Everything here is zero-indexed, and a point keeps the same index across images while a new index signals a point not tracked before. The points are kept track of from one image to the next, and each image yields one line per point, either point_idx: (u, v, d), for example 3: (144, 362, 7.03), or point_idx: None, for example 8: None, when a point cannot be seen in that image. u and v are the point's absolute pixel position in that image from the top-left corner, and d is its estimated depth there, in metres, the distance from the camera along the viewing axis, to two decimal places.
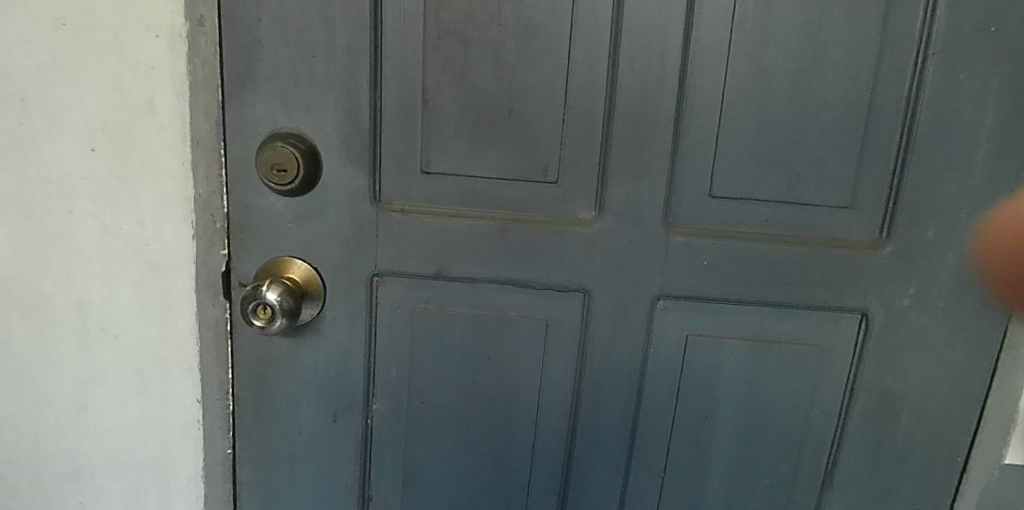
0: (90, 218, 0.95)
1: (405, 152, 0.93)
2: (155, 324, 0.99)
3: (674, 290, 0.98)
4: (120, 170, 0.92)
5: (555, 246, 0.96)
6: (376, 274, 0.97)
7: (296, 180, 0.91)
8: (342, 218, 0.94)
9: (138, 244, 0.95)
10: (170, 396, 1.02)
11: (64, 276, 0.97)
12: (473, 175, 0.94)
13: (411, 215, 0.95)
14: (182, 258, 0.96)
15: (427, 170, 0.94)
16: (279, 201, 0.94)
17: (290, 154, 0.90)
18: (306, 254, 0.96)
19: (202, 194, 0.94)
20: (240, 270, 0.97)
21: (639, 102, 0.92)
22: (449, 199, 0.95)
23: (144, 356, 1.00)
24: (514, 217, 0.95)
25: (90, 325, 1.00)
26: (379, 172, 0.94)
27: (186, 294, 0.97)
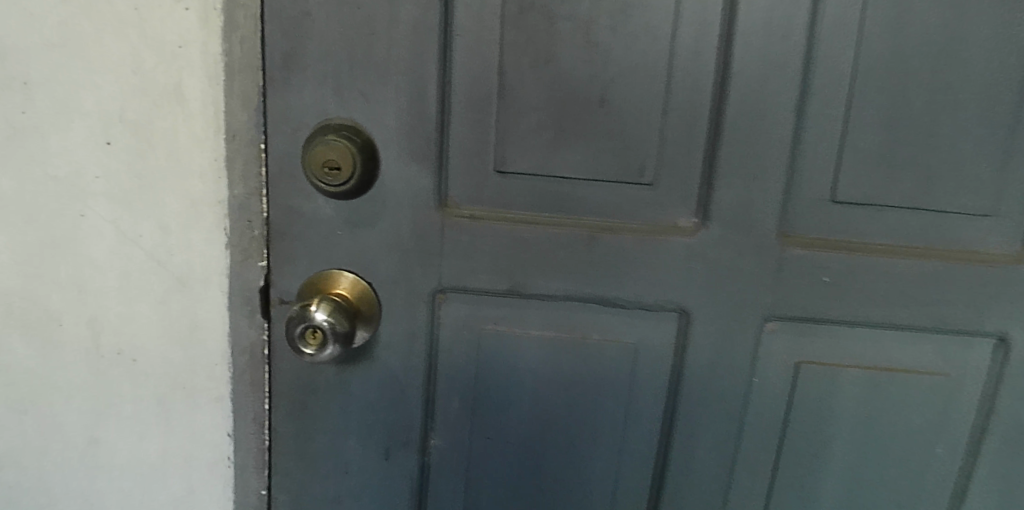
0: (105, 224, 0.81)
1: (477, 148, 0.79)
2: (180, 346, 0.86)
3: (784, 310, 0.85)
4: (141, 167, 0.78)
5: (650, 258, 0.82)
6: (440, 290, 0.83)
7: (353, 180, 0.77)
8: (402, 225, 0.81)
9: (161, 255, 0.82)
10: (196, 429, 0.89)
11: (75, 291, 0.84)
12: (556, 175, 0.80)
13: (483, 222, 0.81)
14: (212, 271, 0.82)
15: (502, 169, 0.80)
16: (329, 205, 0.80)
17: (347, 149, 0.76)
18: (359, 266, 0.82)
19: (237, 196, 0.79)
20: (280, 285, 0.84)
21: (754, 91, 0.78)
22: (526, 203, 0.81)
23: (168, 383, 0.87)
24: (602, 224, 0.81)
25: (105, 347, 0.86)
26: (446, 170, 0.80)
27: (217, 313, 0.84)
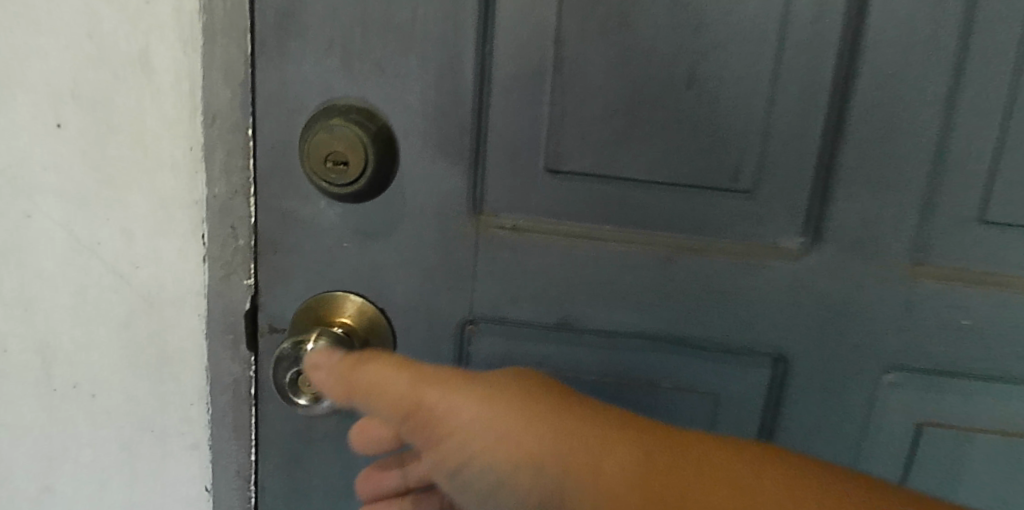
0: (57, 228, 0.65)
1: (524, 140, 0.62)
2: (148, 381, 0.69)
3: (912, 361, 0.66)
4: (99, 158, 0.62)
5: (741, 288, 0.64)
6: (470, 320, 0.66)
7: (363, 179, 0.59)
8: (424, 238, 0.63)
9: (124, 268, 0.65)
10: (166, 481, 0.73)
11: (20, 311, 0.68)
12: (625, 178, 0.62)
13: (528, 235, 0.63)
14: (187, 291, 0.66)
15: (555, 168, 0.62)
16: (332, 210, 0.62)
17: (355, 140, 0.58)
18: (368, 288, 0.65)
19: (218, 195, 0.62)
20: (270, 309, 0.66)
21: (892, 71, 0.59)
22: (584, 213, 0.63)
23: (133, 425, 0.71)
24: (681, 243, 0.63)
25: (58, 378, 0.70)
26: (483, 169, 0.62)
27: (192, 340, 0.67)
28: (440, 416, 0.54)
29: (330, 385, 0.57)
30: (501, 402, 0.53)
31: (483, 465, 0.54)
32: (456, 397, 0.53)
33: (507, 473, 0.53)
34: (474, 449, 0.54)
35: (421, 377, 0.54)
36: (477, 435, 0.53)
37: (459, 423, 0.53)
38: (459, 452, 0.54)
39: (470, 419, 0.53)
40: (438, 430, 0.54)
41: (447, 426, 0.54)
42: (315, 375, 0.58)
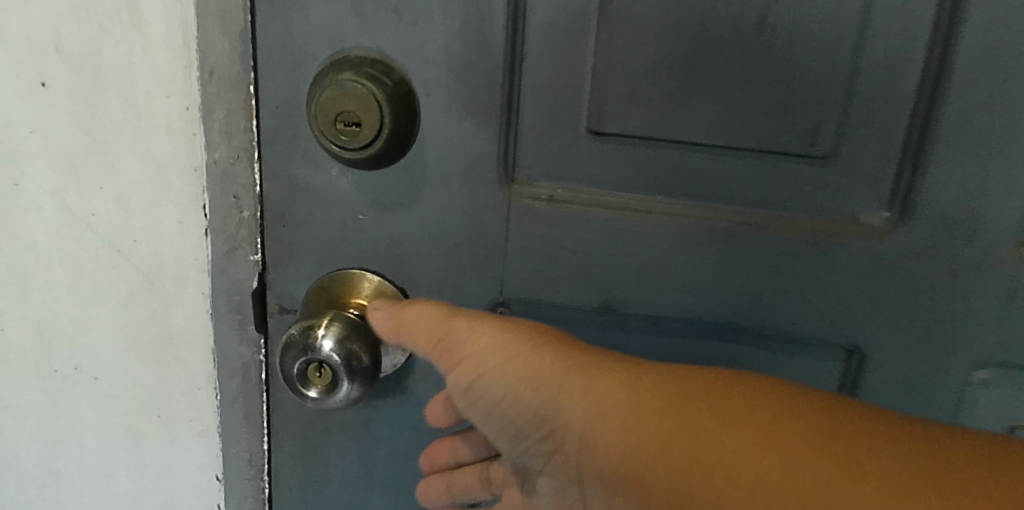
0: (47, 198, 0.59)
1: (563, 98, 0.53)
2: (152, 364, 0.64)
3: (1015, 358, 0.56)
4: (89, 120, 0.56)
5: (811, 270, 0.55)
6: (501, 302, 0.58)
7: (378, 142, 0.52)
8: (448, 210, 0.56)
9: (121, 241, 0.60)
10: (176, 468, 0.68)
11: (14, 288, 0.62)
12: (680, 141, 0.54)
13: (567, 207, 0.55)
14: (188, 266, 0.60)
15: (599, 130, 0.54)
16: (345, 178, 0.55)
17: (368, 97, 0.50)
18: (386, 266, 0.58)
19: (219, 161, 0.56)
20: (280, 288, 0.59)
21: (1007, 13, 0.49)
22: (632, 181, 0.55)
23: (138, 409, 0.66)
24: (745, 217, 0.55)
25: (58, 359, 0.65)
26: (517, 131, 0.54)
27: (196, 321, 0.61)
28: (461, 344, 0.51)
29: (386, 326, 0.54)
30: (524, 331, 0.50)
31: (497, 391, 0.51)
32: (479, 322, 0.51)
33: (522, 402, 0.49)
34: (490, 374, 0.51)
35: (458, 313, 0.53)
36: (495, 362, 0.50)
37: (473, 348, 0.51)
38: (475, 379, 0.51)
39: (484, 341, 0.51)
40: (461, 358, 0.51)
41: (466, 355, 0.51)
42: (374, 314, 0.54)
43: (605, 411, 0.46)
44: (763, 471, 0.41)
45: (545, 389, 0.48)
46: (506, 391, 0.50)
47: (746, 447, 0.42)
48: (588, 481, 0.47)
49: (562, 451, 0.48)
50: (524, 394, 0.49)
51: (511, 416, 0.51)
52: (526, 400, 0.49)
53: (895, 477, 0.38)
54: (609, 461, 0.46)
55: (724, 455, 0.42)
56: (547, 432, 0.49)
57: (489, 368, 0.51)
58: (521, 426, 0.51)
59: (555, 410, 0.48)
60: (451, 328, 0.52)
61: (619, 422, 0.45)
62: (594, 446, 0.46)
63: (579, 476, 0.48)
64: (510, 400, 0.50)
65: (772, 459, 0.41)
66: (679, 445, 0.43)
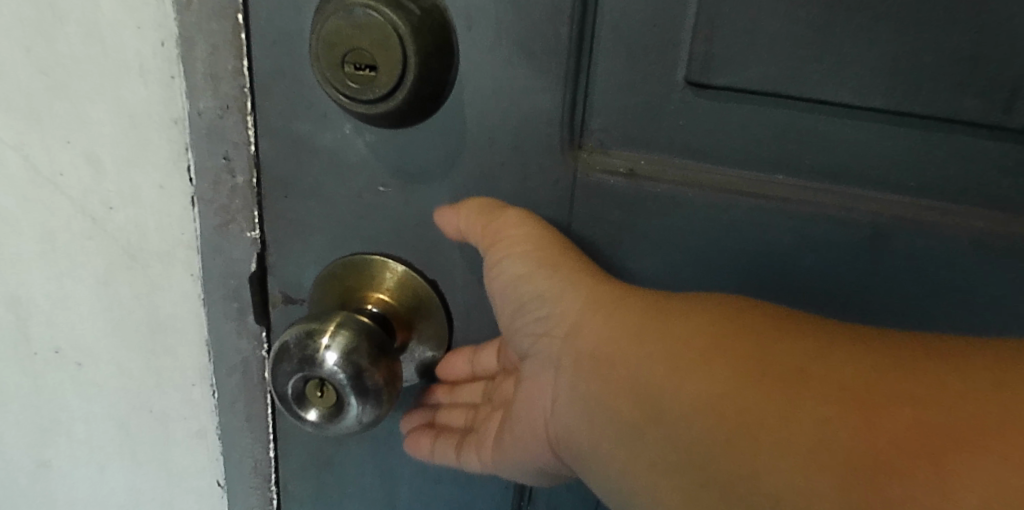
0: (6, 151, 0.48)
1: (652, 36, 0.39)
2: (140, 354, 0.53)
3: None
4: (48, 56, 0.44)
5: (987, 284, 0.40)
6: None
7: (400, 93, 0.38)
8: (493, 184, 0.42)
9: (94, 207, 0.48)
10: (172, 469, 0.58)
11: None
12: (818, 99, 0.39)
13: (652, 185, 0.41)
14: (174, 240, 0.48)
15: (703, 81, 0.39)
16: (361, 138, 0.43)
17: (386, 30, 0.37)
18: (413, 252, 0.45)
19: (205, 112, 0.44)
20: (283, 273, 0.48)
21: None
22: (744, 152, 0.41)
23: (128, 404, 0.56)
24: (901, 207, 0.40)
25: (34, 341, 0.55)
26: (589, 79, 0.40)
27: (186, 307, 0.50)
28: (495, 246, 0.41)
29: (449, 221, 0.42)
30: (562, 239, 0.42)
31: (502, 282, 0.42)
32: (521, 216, 0.41)
33: (531, 298, 0.42)
34: (516, 268, 0.42)
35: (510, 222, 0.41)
36: (520, 257, 0.41)
37: (512, 242, 0.41)
38: (494, 272, 0.43)
39: (520, 234, 0.41)
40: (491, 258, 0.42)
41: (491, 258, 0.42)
42: (439, 213, 0.43)
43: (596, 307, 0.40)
44: (727, 344, 0.35)
45: (553, 280, 0.41)
46: (521, 285, 0.42)
47: (718, 322, 0.36)
48: (558, 362, 0.42)
49: (547, 337, 0.43)
50: (533, 288, 0.42)
51: (518, 314, 0.43)
52: (530, 296, 0.42)
53: (876, 358, 0.32)
54: (588, 340, 0.40)
55: (692, 328, 0.37)
56: (538, 320, 0.43)
57: (521, 263, 0.41)
58: (514, 318, 0.44)
59: (550, 298, 0.42)
60: (496, 222, 0.41)
61: (605, 308, 0.40)
62: (578, 331, 0.41)
63: (555, 361, 0.43)
64: (525, 297, 0.42)
65: (740, 333, 0.35)
66: (650, 321, 0.38)
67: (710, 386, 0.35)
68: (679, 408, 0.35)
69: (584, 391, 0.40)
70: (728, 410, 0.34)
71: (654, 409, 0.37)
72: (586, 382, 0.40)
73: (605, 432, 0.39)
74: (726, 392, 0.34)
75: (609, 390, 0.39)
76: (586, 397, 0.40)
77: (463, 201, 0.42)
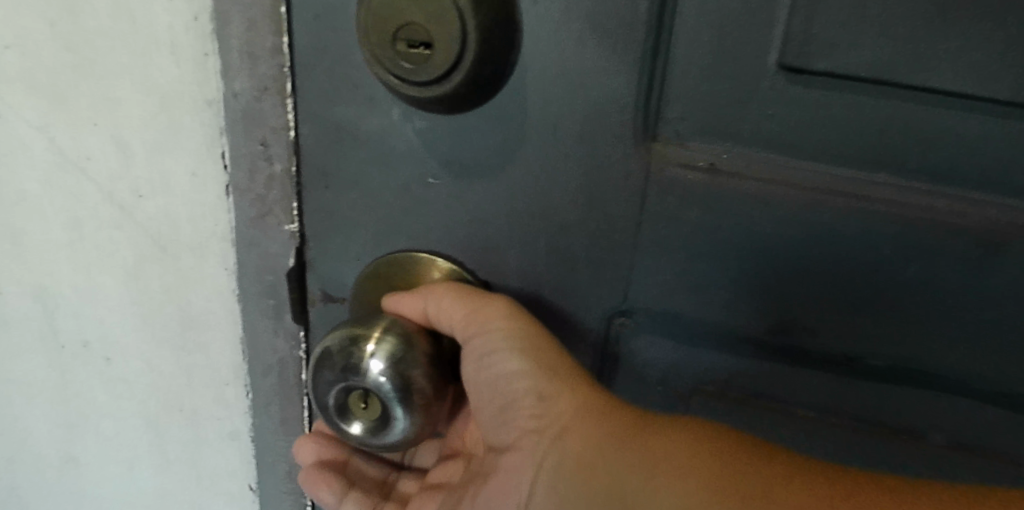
0: (31, 134, 0.45)
1: (743, 13, 0.35)
2: (170, 350, 0.50)
3: None
4: (74, 31, 0.41)
5: None
6: (623, 311, 0.41)
7: (459, 74, 0.34)
8: (555, 179, 0.38)
9: (123, 195, 0.45)
10: (202, 471, 0.55)
11: (8, 245, 0.50)
12: (930, 88, 0.34)
13: (734, 182, 0.37)
14: (206, 232, 0.45)
15: (799, 65, 0.35)
16: (411, 124, 0.39)
17: (441, 2, 0.33)
18: (464, 251, 0.41)
19: (241, 94, 0.40)
20: (322, 270, 0.44)
21: None
22: (841, 146, 0.36)
23: (158, 401, 0.53)
24: (1011, 210, 0.35)
25: (62, 333, 0.53)
26: (668, 63, 0.36)
27: (219, 303, 0.47)
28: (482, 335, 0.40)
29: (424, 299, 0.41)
30: (554, 343, 0.40)
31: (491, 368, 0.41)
32: (515, 309, 0.40)
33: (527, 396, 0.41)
34: (511, 364, 0.41)
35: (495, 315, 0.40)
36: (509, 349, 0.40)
37: (507, 339, 0.40)
38: (486, 359, 0.42)
39: (516, 329, 0.39)
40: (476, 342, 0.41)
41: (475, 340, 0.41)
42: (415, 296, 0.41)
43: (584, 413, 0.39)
44: (707, 465, 0.36)
45: (550, 378, 0.40)
46: (515, 380, 0.41)
47: (695, 443, 0.37)
48: (533, 459, 0.42)
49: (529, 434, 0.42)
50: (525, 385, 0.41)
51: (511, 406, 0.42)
52: (524, 391, 0.41)
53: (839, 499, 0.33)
54: (571, 444, 0.40)
55: (670, 446, 0.37)
56: (525, 416, 0.42)
57: (522, 362, 0.40)
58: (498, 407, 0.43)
59: (541, 396, 0.41)
60: (486, 310, 0.40)
61: (591, 416, 0.39)
62: (564, 433, 0.40)
63: (532, 457, 0.42)
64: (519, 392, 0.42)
65: (716, 457, 0.36)
66: (632, 433, 0.38)
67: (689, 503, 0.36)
68: None
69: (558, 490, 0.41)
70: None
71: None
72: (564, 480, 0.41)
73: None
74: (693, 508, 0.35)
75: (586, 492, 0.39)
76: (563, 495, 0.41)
77: (443, 284, 0.40)
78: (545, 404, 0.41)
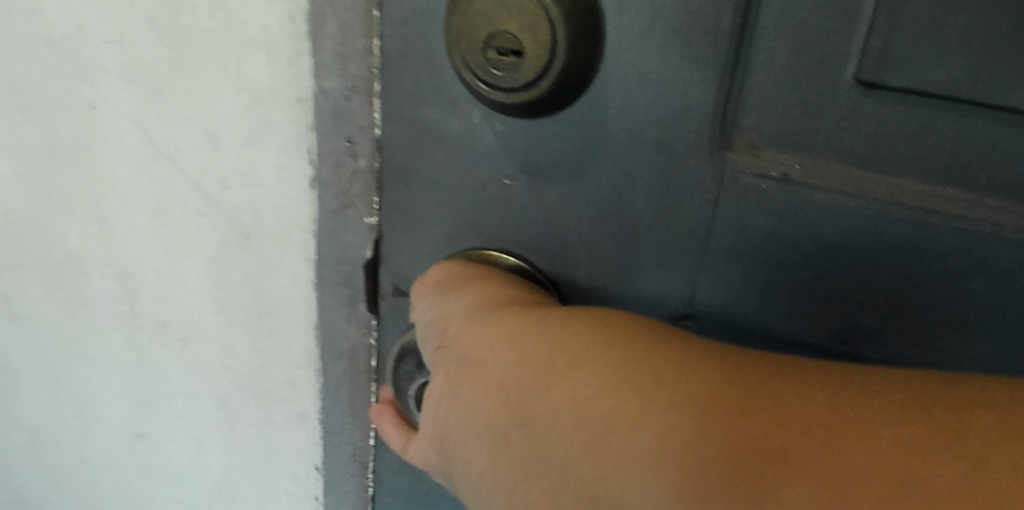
0: (126, 125, 0.49)
1: (822, 28, 0.36)
2: (244, 334, 0.53)
3: None
4: (172, 30, 0.44)
5: None
6: (687, 317, 0.42)
7: (545, 81, 0.36)
8: (631, 183, 0.39)
9: (210, 185, 0.48)
10: (269, 451, 0.58)
11: (97, 229, 0.54)
12: (1007, 106, 0.35)
13: (808, 191, 0.38)
14: (289, 222, 0.47)
15: (874, 80, 0.36)
16: (491, 127, 0.40)
17: (535, 12, 0.34)
18: (535, 252, 0.43)
19: (330, 92, 0.43)
20: (395, 264, 0.46)
21: None
22: (914, 160, 0.37)
23: (229, 383, 0.56)
24: None
25: (141, 315, 0.56)
26: (744, 75, 0.37)
27: (297, 291, 0.49)
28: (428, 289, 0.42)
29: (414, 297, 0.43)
30: (483, 275, 0.40)
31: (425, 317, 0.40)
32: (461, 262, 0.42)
33: (455, 319, 0.38)
34: (439, 304, 0.40)
35: (444, 269, 0.42)
36: (445, 286, 0.40)
37: (441, 282, 0.41)
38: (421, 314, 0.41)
39: (457, 270, 0.41)
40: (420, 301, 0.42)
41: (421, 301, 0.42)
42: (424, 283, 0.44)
43: (488, 322, 0.36)
44: (602, 349, 0.31)
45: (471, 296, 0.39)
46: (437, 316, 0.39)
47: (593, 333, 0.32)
48: (446, 389, 0.36)
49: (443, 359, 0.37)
50: (461, 312, 0.38)
51: (432, 340, 0.39)
52: (443, 320, 0.39)
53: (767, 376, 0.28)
54: (475, 348, 0.36)
55: (565, 338, 0.32)
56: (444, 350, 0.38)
57: (470, 291, 0.39)
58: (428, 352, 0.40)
59: (455, 315, 0.38)
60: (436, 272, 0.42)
61: (494, 321, 0.36)
62: (468, 345, 0.36)
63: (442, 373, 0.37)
64: (450, 315, 0.39)
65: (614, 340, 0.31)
66: (530, 331, 0.34)
67: (576, 364, 0.31)
68: (555, 410, 0.30)
69: (470, 415, 0.34)
70: (618, 446, 0.28)
71: (533, 429, 0.31)
72: (468, 395, 0.35)
73: (487, 449, 0.33)
74: (594, 389, 0.30)
75: (495, 393, 0.33)
76: (470, 409, 0.34)
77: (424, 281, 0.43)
78: (458, 326, 0.37)
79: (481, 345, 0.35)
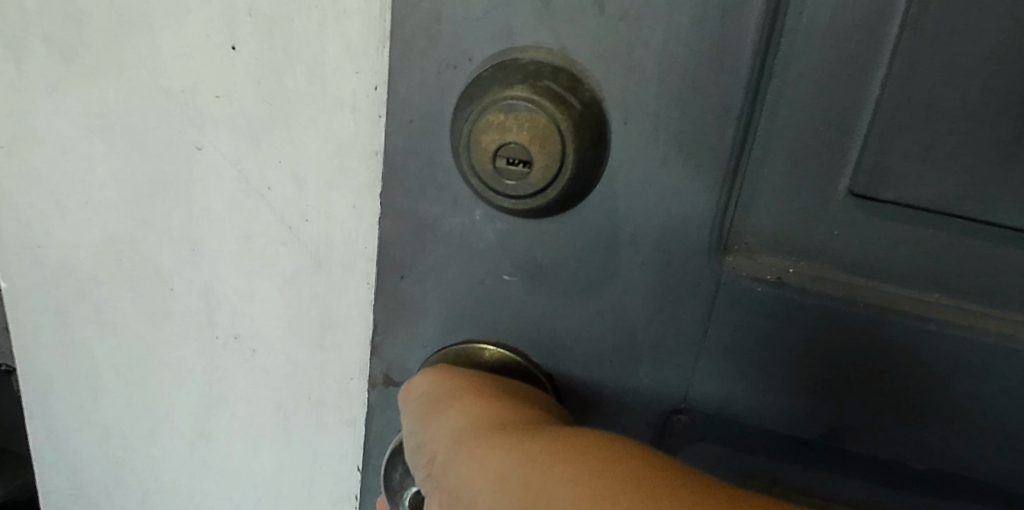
0: (225, 166, 0.55)
1: (818, 143, 0.38)
2: (306, 349, 0.60)
3: None
4: (276, 90, 0.52)
5: None
6: (679, 411, 0.45)
7: (557, 184, 0.39)
8: (630, 280, 0.42)
9: (294, 218, 0.55)
10: (319, 453, 0.65)
11: (187, 251, 0.60)
12: (988, 220, 0.37)
13: (802, 295, 0.40)
14: (357, 252, 0.55)
15: (868, 192, 0.38)
16: (491, 226, 0.43)
17: (546, 125, 0.38)
18: (528, 344, 0.45)
19: None
20: (387, 354, 0.49)
21: None
22: (902, 267, 0.39)
23: (290, 390, 0.63)
24: None
25: (219, 327, 0.63)
26: (745, 181, 0.40)
27: (357, 312, 0.57)
28: (416, 402, 0.43)
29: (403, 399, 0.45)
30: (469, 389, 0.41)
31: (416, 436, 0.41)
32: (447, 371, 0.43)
33: (441, 445, 0.39)
34: (429, 424, 0.41)
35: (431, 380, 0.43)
36: (433, 403, 0.41)
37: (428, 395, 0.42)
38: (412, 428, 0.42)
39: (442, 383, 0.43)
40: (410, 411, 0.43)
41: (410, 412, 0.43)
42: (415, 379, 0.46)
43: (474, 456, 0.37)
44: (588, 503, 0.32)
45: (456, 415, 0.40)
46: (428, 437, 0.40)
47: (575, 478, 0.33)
48: None
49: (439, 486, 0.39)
50: (447, 435, 0.39)
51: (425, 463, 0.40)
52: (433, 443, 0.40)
53: None
54: (467, 485, 0.36)
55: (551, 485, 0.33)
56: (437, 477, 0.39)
57: (454, 409, 0.40)
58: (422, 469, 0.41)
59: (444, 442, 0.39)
60: (422, 380, 0.44)
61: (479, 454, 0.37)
62: (458, 481, 0.37)
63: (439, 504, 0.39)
64: (435, 441, 0.40)
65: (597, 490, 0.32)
66: (517, 471, 0.35)
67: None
68: None
69: None
70: None
71: None
72: None
73: None
74: None
75: None
76: None
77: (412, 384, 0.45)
78: (448, 454, 0.38)
79: (472, 483, 0.36)
